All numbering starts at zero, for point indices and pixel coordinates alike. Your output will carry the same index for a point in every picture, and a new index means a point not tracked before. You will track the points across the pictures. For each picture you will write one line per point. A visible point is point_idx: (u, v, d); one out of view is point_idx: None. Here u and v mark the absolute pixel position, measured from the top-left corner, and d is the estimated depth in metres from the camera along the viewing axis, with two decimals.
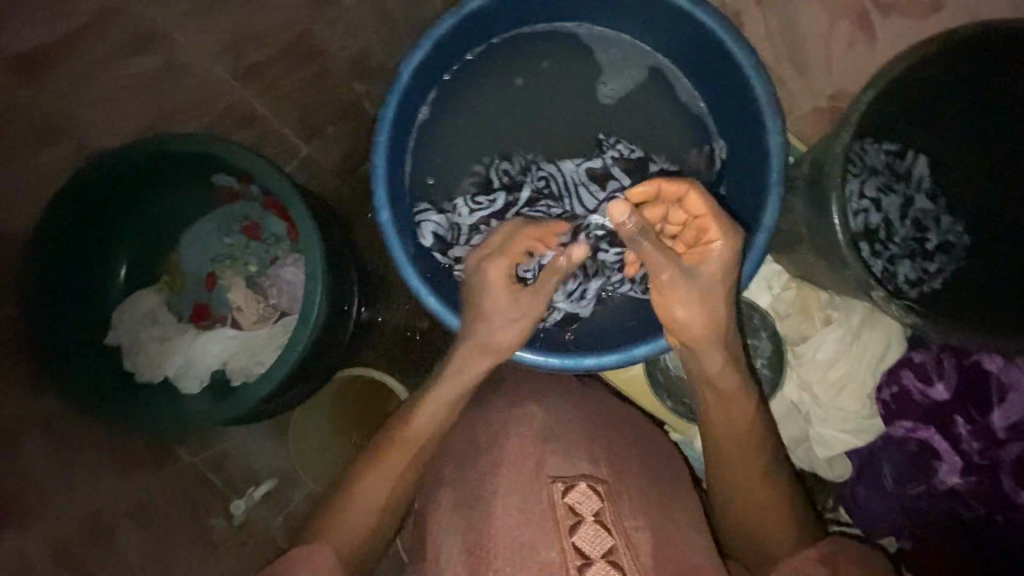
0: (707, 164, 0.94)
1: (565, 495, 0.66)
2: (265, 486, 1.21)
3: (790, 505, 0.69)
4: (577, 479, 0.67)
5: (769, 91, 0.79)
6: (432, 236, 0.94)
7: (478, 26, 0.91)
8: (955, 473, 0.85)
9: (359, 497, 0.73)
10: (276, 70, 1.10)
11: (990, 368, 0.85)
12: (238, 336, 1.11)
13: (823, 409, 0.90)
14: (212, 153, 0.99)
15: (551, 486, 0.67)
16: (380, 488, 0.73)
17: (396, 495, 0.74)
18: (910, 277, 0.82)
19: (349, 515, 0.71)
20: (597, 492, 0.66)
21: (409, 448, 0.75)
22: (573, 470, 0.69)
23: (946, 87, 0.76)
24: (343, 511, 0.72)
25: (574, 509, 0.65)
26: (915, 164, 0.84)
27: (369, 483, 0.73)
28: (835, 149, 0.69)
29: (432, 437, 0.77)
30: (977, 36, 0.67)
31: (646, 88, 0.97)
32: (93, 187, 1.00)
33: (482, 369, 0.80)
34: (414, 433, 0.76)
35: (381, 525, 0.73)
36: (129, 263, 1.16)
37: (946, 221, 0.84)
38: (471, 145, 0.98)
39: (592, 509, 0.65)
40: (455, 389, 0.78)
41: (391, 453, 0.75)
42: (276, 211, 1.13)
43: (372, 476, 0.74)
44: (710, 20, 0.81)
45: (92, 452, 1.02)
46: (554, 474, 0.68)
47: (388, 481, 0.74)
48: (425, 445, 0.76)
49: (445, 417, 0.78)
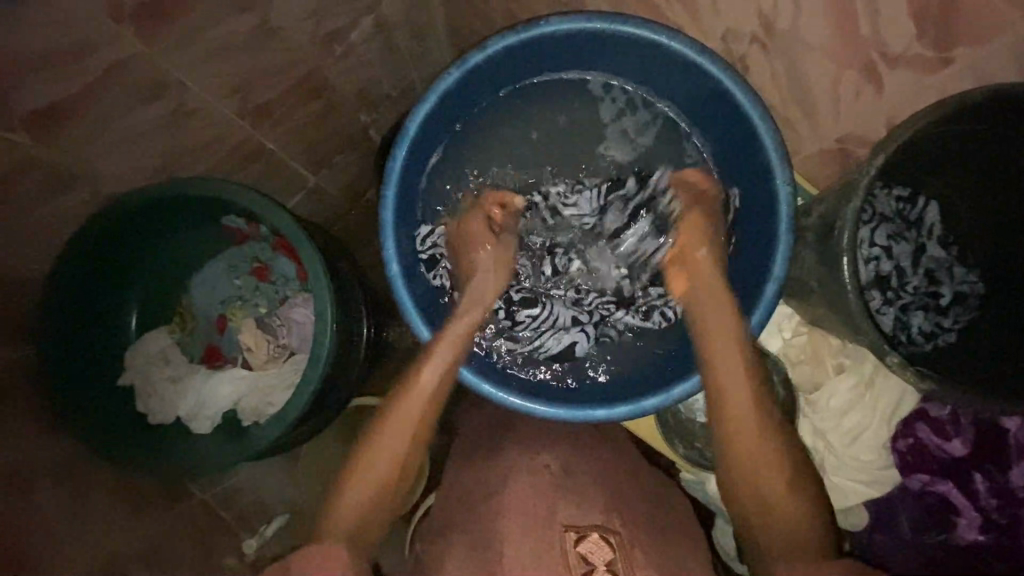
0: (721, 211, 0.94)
1: (577, 544, 0.65)
2: (276, 522, 1.21)
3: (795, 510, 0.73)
4: (589, 529, 0.67)
5: (775, 139, 0.80)
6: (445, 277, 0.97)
7: (482, 76, 0.90)
8: (975, 528, 0.85)
9: (366, 471, 0.79)
10: (285, 108, 1.11)
11: (1009, 425, 0.84)
12: (249, 376, 1.12)
13: (837, 458, 0.90)
14: (221, 195, 0.99)
15: (564, 534, 0.67)
16: (384, 462, 0.80)
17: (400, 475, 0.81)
18: (924, 329, 0.83)
19: (356, 492, 0.78)
20: (608, 543, 0.66)
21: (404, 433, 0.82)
22: (586, 521, 0.68)
23: (944, 141, 0.74)
24: (353, 483, 0.79)
25: (586, 558, 0.64)
26: (927, 211, 0.83)
27: (370, 457, 0.80)
28: (846, 210, 0.69)
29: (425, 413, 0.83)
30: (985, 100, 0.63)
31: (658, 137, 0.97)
32: (107, 231, 1.01)
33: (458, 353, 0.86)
34: (402, 415, 0.82)
35: (385, 504, 0.79)
36: (139, 310, 1.17)
37: (960, 271, 0.84)
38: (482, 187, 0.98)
39: (604, 558, 0.64)
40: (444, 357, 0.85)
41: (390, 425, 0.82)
42: (286, 252, 1.14)
43: (375, 450, 0.80)
44: (719, 70, 0.81)
45: (104, 495, 1.02)
46: (567, 523, 0.68)
47: (393, 456, 0.80)
48: (417, 413, 0.83)
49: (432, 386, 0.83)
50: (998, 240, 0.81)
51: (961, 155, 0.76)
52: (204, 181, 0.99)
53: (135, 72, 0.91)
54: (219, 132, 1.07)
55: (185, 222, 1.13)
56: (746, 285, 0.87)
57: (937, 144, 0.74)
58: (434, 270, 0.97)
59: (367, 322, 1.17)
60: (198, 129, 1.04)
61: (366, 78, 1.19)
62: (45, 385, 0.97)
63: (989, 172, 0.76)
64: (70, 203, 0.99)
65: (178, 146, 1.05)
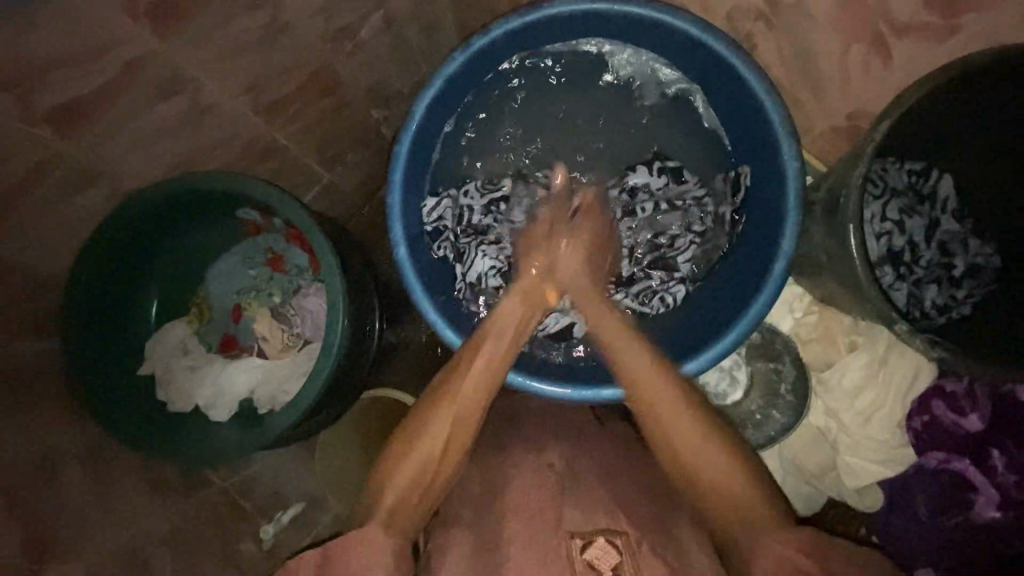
0: (731, 190, 0.92)
1: (583, 551, 0.66)
2: (293, 509, 1.23)
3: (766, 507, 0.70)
4: (595, 534, 0.67)
5: (781, 116, 0.79)
6: (448, 249, 0.97)
7: (487, 61, 0.91)
8: (993, 507, 0.83)
9: (415, 454, 0.75)
10: (297, 104, 1.12)
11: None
12: (264, 364, 1.15)
13: (851, 438, 0.89)
14: (236, 188, 1.02)
15: (569, 541, 0.67)
16: (431, 448, 0.75)
17: (447, 460, 0.76)
18: (937, 303, 0.82)
19: (403, 476, 0.74)
20: (615, 547, 0.66)
21: (442, 445, 0.76)
22: (591, 524, 0.69)
23: (949, 115, 0.75)
24: (400, 468, 0.75)
25: (593, 564, 0.65)
26: (940, 183, 0.82)
27: (420, 443, 0.75)
28: (852, 183, 0.69)
29: (464, 426, 0.77)
30: (989, 63, 0.65)
31: (666, 116, 0.97)
32: (126, 225, 1.04)
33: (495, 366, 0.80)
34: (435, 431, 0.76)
35: (431, 491, 0.75)
36: (159, 302, 1.19)
37: (975, 244, 0.83)
38: (490, 169, 0.99)
39: (611, 563, 0.65)
40: (478, 369, 0.79)
41: (439, 412, 0.77)
42: (299, 242, 1.17)
43: (424, 436, 0.76)
44: (723, 45, 0.81)
45: (127, 481, 1.05)
46: (572, 529, 0.68)
47: (441, 442, 0.76)
48: (469, 405, 0.77)
49: (470, 397, 0.77)
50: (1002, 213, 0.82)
51: (968, 128, 0.76)
52: (220, 175, 1.02)
53: (154, 70, 0.94)
54: (233, 128, 1.09)
55: (202, 215, 1.15)
56: (752, 265, 0.87)
57: (944, 117, 0.75)
58: (440, 247, 0.97)
59: (379, 313, 1.19)
60: (214, 125, 1.07)
61: (376, 75, 1.20)
62: (71, 373, 1.01)
63: (997, 147, 0.77)
64: (91, 200, 1.03)
65: (195, 142, 1.08)
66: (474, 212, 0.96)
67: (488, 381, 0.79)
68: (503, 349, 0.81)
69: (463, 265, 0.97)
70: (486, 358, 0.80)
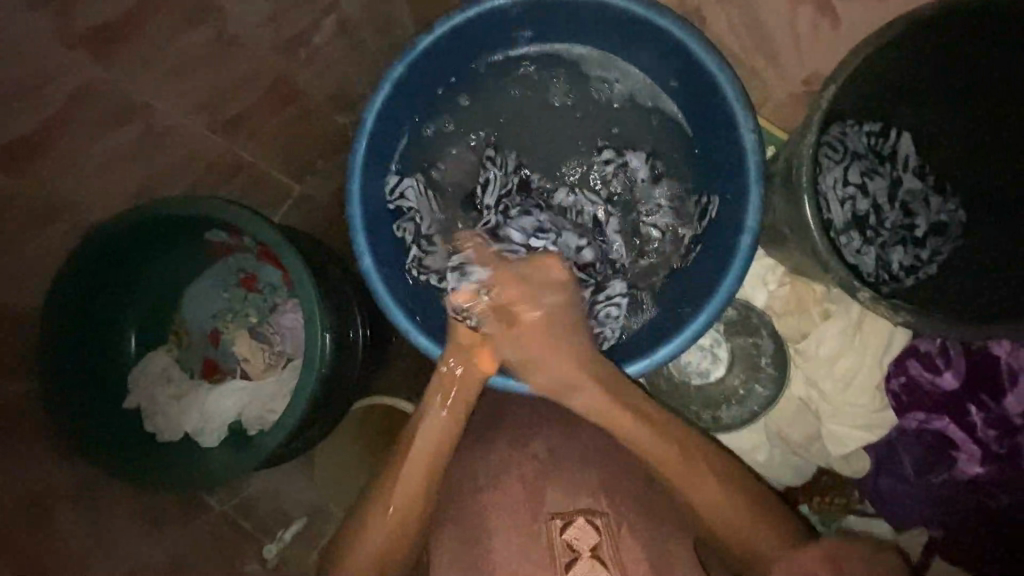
0: (700, 215, 0.92)
1: (563, 532, 0.68)
2: (295, 526, 1.21)
3: (755, 529, 0.71)
4: (575, 514, 0.69)
5: (736, 88, 0.79)
6: (408, 230, 0.95)
7: (439, 59, 0.89)
8: (975, 462, 0.87)
9: (366, 545, 0.74)
10: (258, 120, 1.10)
11: (1000, 354, 0.87)
12: (249, 386, 1.14)
13: (832, 405, 0.91)
14: (202, 212, 1.00)
15: (550, 523, 0.69)
16: (375, 556, 0.74)
17: (403, 539, 0.75)
18: (904, 264, 0.84)
19: (358, 557, 0.74)
20: (594, 526, 0.68)
21: (399, 519, 0.75)
22: (572, 506, 0.71)
23: (913, 74, 0.76)
24: (356, 548, 0.74)
25: (572, 545, 0.67)
26: (900, 142, 0.84)
27: (371, 528, 0.74)
28: (806, 151, 0.69)
29: (420, 500, 0.76)
30: (944, 16, 0.67)
31: (630, 106, 0.95)
32: (92, 259, 1.01)
33: (441, 442, 0.79)
34: (389, 508, 0.75)
35: (390, 561, 0.75)
36: (138, 330, 1.18)
37: (936, 201, 0.86)
38: (455, 164, 0.98)
39: (589, 543, 0.67)
40: (424, 449, 0.78)
41: (377, 521, 0.75)
42: (270, 260, 1.16)
43: (374, 518, 0.75)
44: (671, 21, 0.81)
45: (121, 515, 1.04)
46: (554, 511, 0.70)
47: (393, 526, 0.75)
48: (416, 493, 0.76)
49: (423, 473, 0.77)
50: (964, 164, 0.84)
51: (931, 82, 0.78)
52: (183, 198, 1.00)
53: None
54: (193, 149, 1.07)
55: (173, 242, 1.14)
56: (714, 252, 0.87)
57: (906, 79, 0.77)
58: (408, 248, 0.95)
59: (362, 326, 1.17)
60: (173, 148, 1.05)
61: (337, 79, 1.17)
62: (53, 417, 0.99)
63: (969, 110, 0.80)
64: (52, 237, 1.00)
65: (155, 167, 1.05)
66: (440, 216, 0.97)
67: (432, 467, 0.78)
68: (447, 425, 0.80)
69: (421, 248, 0.95)
70: (431, 435, 0.79)
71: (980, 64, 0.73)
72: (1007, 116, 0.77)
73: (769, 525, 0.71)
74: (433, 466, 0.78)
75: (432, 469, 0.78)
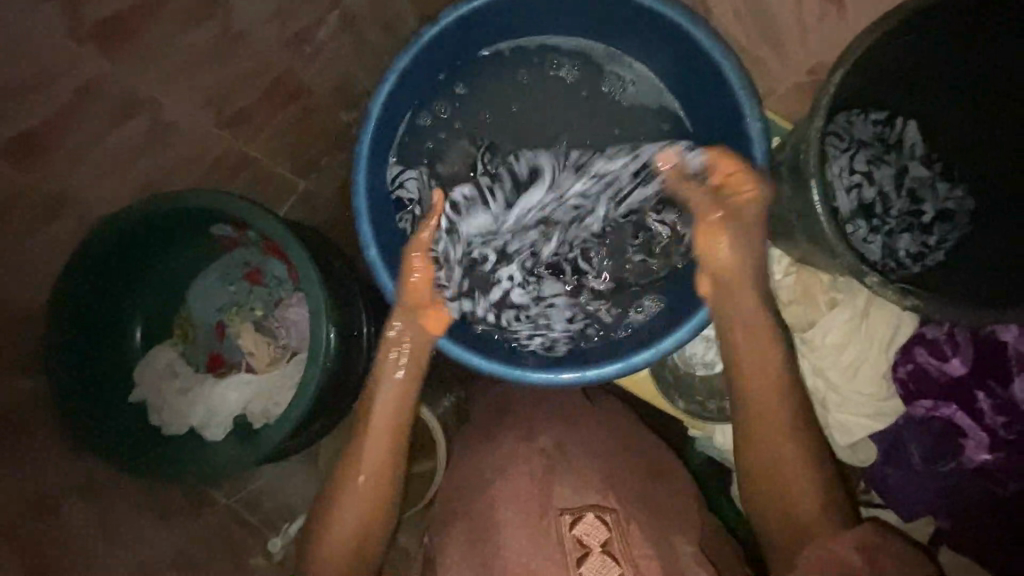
0: None
1: (572, 528, 0.67)
2: (299, 521, 1.20)
3: (820, 504, 0.68)
4: (584, 510, 0.68)
5: (741, 78, 0.79)
6: (411, 219, 0.95)
7: (444, 51, 0.90)
8: (983, 449, 0.87)
9: (338, 527, 0.73)
10: (264, 116, 1.11)
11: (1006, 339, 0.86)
12: (254, 380, 1.14)
13: (839, 395, 0.92)
14: (208, 206, 1.00)
15: (559, 519, 0.68)
16: (350, 532, 0.73)
17: (377, 520, 0.75)
18: (911, 252, 0.85)
19: (330, 542, 0.73)
20: (604, 522, 0.67)
21: (368, 500, 0.75)
22: (580, 500, 0.70)
23: (918, 61, 0.76)
24: (329, 531, 0.73)
25: (582, 540, 0.66)
26: (905, 130, 0.86)
27: (341, 509, 0.74)
28: (812, 137, 0.70)
29: (386, 478, 0.76)
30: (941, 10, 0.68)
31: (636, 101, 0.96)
32: (99, 251, 1.01)
33: (398, 410, 0.79)
34: (357, 490, 0.75)
35: (371, 541, 0.74)
36: (144, 324, 1.18)
37: (944, 189, 0.86)
38: (461, 149, 0.96)
39: (600, 539, 0.66)
40: (382, 420, 0.78)
41: (352, 496, 0.74)
42: (275, 254, 1.16)
43: (342, 500, 0.75)
44: (676, 11, 0.81)
45: (126, 509, 1.04)
46: (562, 506, 0.69)
47: (363, 507, 0.74)
48: (381, 470, 0.76)
49: (385, 449, 0.77)
50: (967, 156, 0.85)
51: (936, 70, 0.78)
52: (189, 191, 1.00)
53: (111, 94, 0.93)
54: (198, 144, 1.07)
55: (179, 236, 1.14)
56: None
57: (909, 67, 0.77)
58: (414, 235, 0.95)
59: (365, 322, 1.16)
60: (179, 143, 1.05)
61: (342, 75, 1.18)
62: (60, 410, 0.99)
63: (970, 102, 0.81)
64: (60, 230, 1.00)
65: (161, 162, 1.05)
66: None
67: (393, 442, 0.77)
68: (403, 392, 0.80)
69: None
70: (387, 406, 0.78)
71: (981, 54, 0.74)
72: (1001, 113, 0.78)
73: (832, 499, 0.69)
74: (393, 440, 0.78)
75: (394, 443, 0.78)
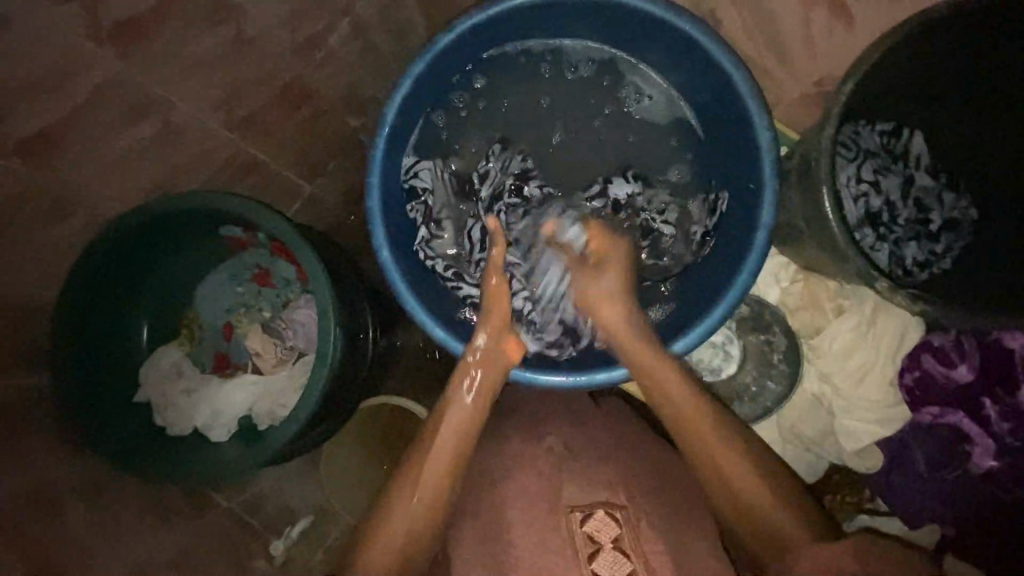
0: (709, 214, 0.94)
1: (583, 524, 0.67)
2: (301, 524, 1.21)
3: (776, 511, 0.67)
4: (594, 507, 0.68)
5: (751, 86, 0.81)
6: (421, 214, 0.97)
7: (457, 55, 0.91)
8: (989, 455, 0.87)
9: (388, 533, 0.70)
10: (271, 121, 1.09)
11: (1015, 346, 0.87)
12: (260, 381, 1.15)
13: (845, 400, 0.93)
14: (218, 207, 1.01)
15: (569, 515, 0.68)
16: (400, 539, 0.70)
17: (430, 531, 0.72)
18: (918, 259, 0.86)
19: (375, 553, 0.68)
20: (614, 518, 0.67)
21: (423, 513, 0.72)
22: (590, 498, 0.70)
23: (926, 69, 0.78)
24: (372, 543, 0.69)
25: (593, 536, 0.66)
26: (910, 142, 0.88)
27: (396, 514, 0.71)
28: (822, 145, 0.71)
29: (445, 492, 0.74)
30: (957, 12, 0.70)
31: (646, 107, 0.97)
32: (108, 251, 1.01)
33: (469, 428, 0.79)
34: (417, 498, 0.72)
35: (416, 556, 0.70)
36: (150, 324, 1.18)
37: (949, 198, 0.88)
38: (474, 151, 0.98)
39: (611, 535, 0.66)
40: (452, 436, 0.77)
41: (405, 502, 0.72)
42: (284, 255, 1.17)
43: (397, 505, 0.72)
44: (690, 25, 0.82)
45: (130, 510, 1.04)
46: (572, 503, 0.70)
47: (414, 517, 0.71)
48: (441, 482, 0.74)
49: (448, 462, 0.76)
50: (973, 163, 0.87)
51: (943, 79, 0.80)
52: (199, 192, 1.00)
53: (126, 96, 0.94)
54: (208, 146, 1.07)
55: (188, 237, 1.15)
56: (728, 248, 0.88)
57: (918, 75, 0.79)
58: (422, 230, 0.97)
59: (373, 328, 1.18)
60: (190, 146, 1.06)
61: None
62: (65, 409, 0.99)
63: (977, 108, 0.83)
64: (67, 230, 1.01)
65: (172, 164, 1.06)
66: (453, 202, 0.97)
67: (458, 457, 0.76)
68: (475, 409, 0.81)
69: (433, 231, 0.97)
70: (457, 419, 0.79)
71: (990, 61, 0.76)
72: (1005, 116, 0.81)
73: (792, 507, 0.68)
74: (459, 457, 0.77)
75: (459, 460, 0.77)
